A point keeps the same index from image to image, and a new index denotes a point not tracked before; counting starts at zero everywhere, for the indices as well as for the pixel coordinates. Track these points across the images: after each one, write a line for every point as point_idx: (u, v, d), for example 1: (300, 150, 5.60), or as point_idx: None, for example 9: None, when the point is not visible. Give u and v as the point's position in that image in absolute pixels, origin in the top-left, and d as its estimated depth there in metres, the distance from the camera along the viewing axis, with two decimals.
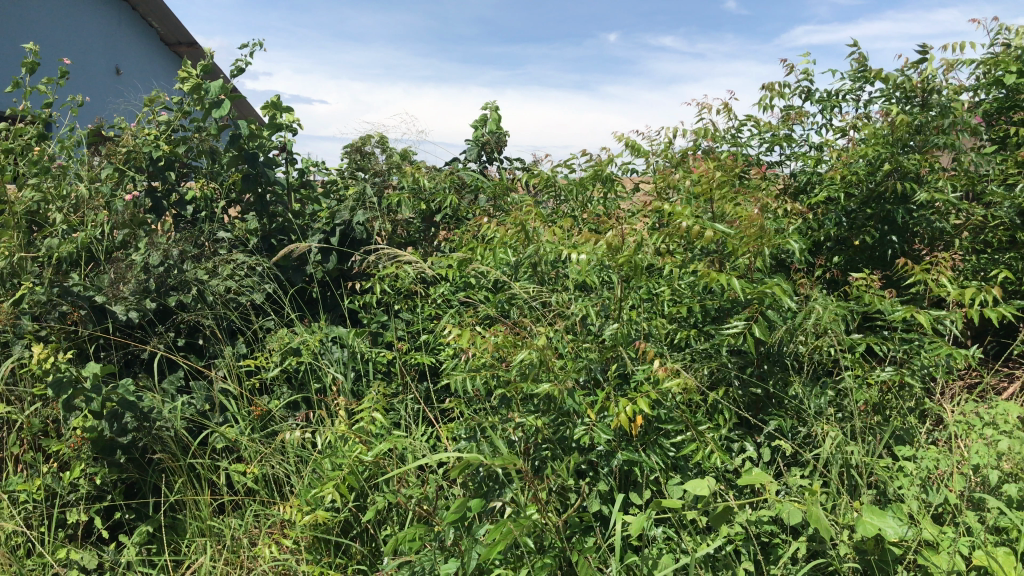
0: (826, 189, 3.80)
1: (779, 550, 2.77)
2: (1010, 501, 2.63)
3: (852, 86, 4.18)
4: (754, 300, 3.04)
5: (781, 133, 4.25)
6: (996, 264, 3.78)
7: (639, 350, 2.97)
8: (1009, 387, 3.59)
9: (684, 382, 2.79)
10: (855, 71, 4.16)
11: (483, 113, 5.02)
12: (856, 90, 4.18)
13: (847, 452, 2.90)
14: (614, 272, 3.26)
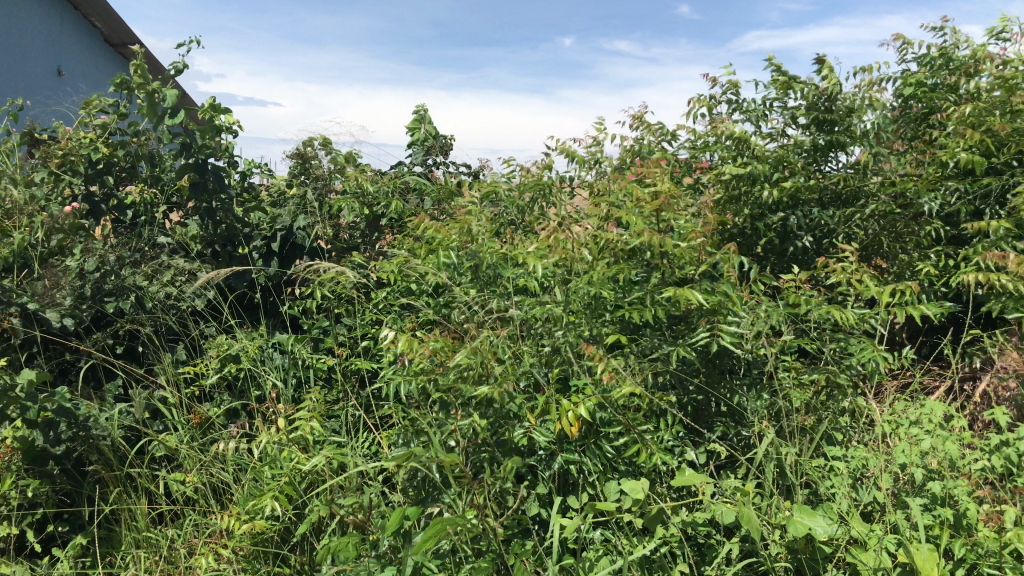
0: (760, 192, 3.86)
1: (712, 551, 2.76)
2: (935, 497, 2.66)
3: (777, 93, 4.25)
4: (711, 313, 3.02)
5: (709, 140, 4.30)
6: (925, 267, 3.87)
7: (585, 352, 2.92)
8: (938, 387, 3.68)
9: (636, 388, 2.77)
10: (776, 79, 4.24)
11: (423, 116, 5.01)
12: (782, 97, 4.25)
13: (783, 451, 2.89)
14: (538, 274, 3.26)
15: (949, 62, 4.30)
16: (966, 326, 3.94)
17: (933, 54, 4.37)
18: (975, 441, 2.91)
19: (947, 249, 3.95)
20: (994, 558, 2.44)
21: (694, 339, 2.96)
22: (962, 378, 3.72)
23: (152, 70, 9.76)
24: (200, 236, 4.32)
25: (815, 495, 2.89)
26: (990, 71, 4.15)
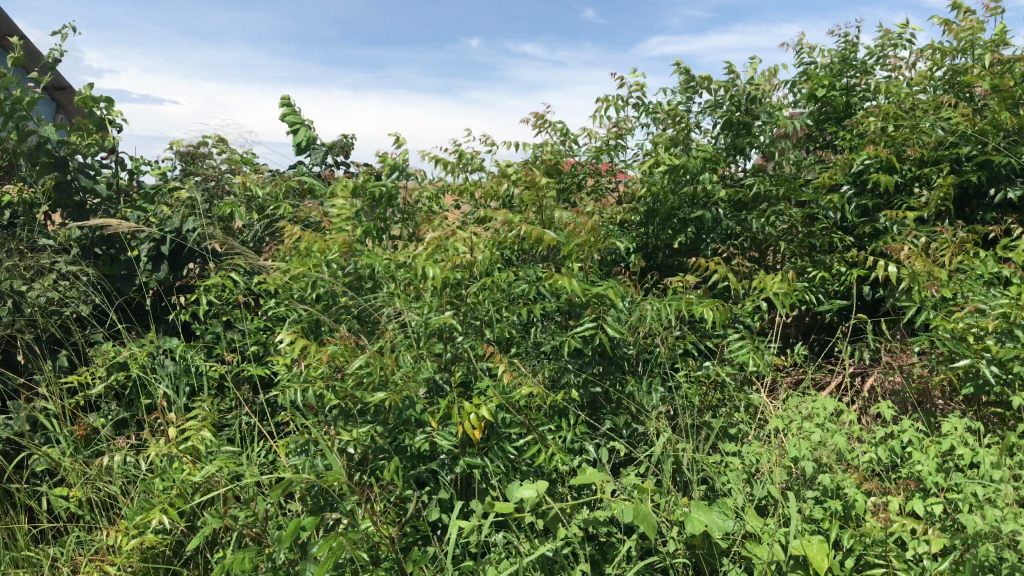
0: (662, 196, 3.89)
1: (613, 549, 2.75)
2: (826, 490, 2.69)
3: (683, 98, 4.34)
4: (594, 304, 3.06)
5: (612, 142, 4.35)
6: (816, 266, 3.97)
7: (484, 350, 2.89)
8: (828, 382, 3.80)
9: (534, 387, 2.74)
10: (683, 83, 4.33)
11: (292, 114, 4.85)
12: (687, 102, 4.34)
13: (681, 448, 2.90)
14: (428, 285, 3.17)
15: (844, 65, 4.38)
16: (856, 322, 4.05)
17: (832, 56, 4.42)
18: (862, 433, 2.98)
19: (834, 248, 4.07)
20: (881, 547, 2.50)
21: (578, 330, 3.02)
22: (851, 373, 3.82)
23: (30, 58, 9.27)
24: (83, 238, 4.10)
25: (712, 491, 2.91)
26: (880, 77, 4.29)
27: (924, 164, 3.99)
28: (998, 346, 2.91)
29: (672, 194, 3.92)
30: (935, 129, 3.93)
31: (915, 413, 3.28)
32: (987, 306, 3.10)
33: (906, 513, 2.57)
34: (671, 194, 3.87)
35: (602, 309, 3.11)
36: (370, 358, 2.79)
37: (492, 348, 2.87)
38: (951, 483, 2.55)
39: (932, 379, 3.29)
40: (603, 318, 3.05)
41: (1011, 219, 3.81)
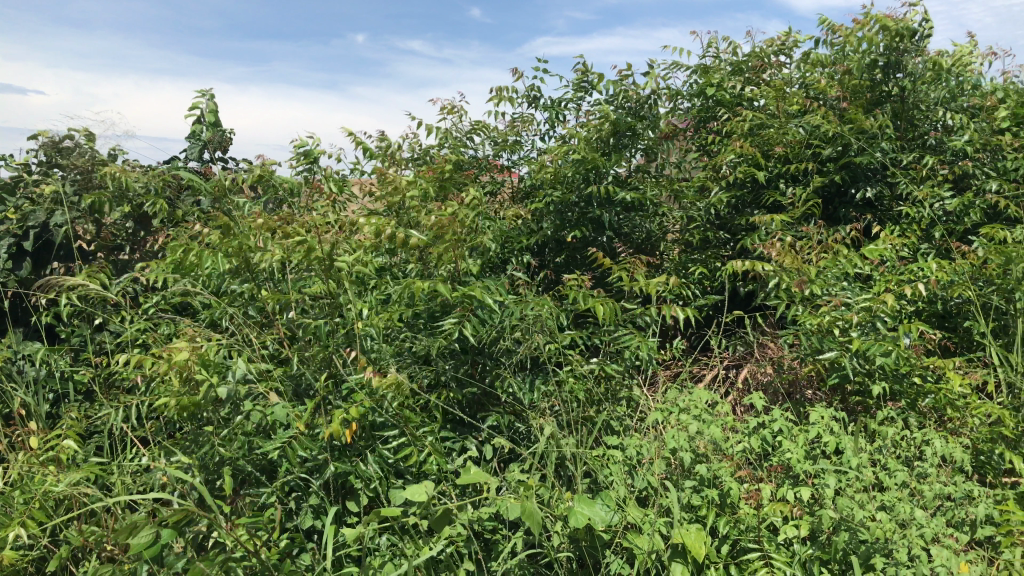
0: (553, 194, 4.04)
1: (497, 545, 2.73)
2: (703, 479, 2.73)
3: (575, 94, 4.40)
4: (463, 300, 3.04)
5: (509, 138, 4.39)
6: (694, 263, 4.08)
7: (353, 356, 2.82)
8: (706, 375, 3.91)
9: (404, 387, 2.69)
10: (577, 79, 4.38)
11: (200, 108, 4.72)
12: (579, 99, 4.40)
13: (562, 443, 2.92)
14: (307, 284, 3.08)
15: (731, 64, 4.51)
16: (731, 316, 4.19)
17: (721, 55, 4.53)
18: (735, 423, 3.07)
19: (709, 245, 4.21)
20: (754, 532, 2.59)
21: (447, 326, 3.01)
22: (727, 365, 3.94)
23: None
24: None
25: (595, 484, 2.94)
26: (761, 78, 4.44)
27: (787, 162, 4.17)
28: (859, 339, 3.07)
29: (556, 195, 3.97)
30: (799, 129, 4.11)
31: (785, 403, 3.41)
32: (846, 300, 3.27)
33: (778, 500, 2.66)
34: (571, 192, 3.97)
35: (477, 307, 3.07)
36: (237, 364, 2.66)
37: (361, 354, 2.80)
38: (817, 469, 2.66)
39: (800, 370, 3.43)
40: (465, 317, 3.01)
41: (870, 218, 4.03)
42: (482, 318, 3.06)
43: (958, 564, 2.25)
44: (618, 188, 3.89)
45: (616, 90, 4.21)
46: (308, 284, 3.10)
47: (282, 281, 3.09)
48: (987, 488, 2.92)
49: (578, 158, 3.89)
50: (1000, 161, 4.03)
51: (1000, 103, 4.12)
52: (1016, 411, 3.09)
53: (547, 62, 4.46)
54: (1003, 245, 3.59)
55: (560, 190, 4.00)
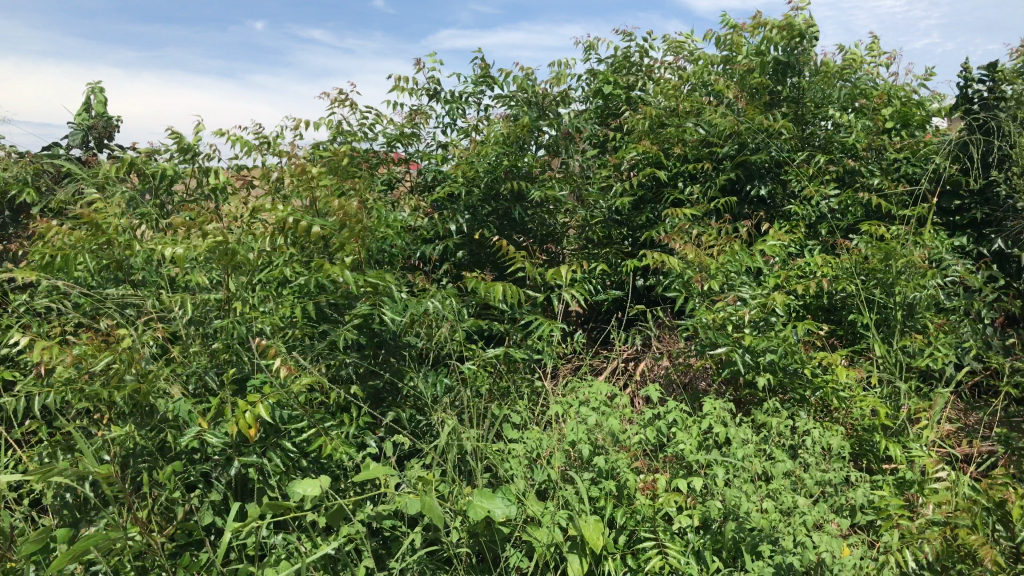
0: (456, 188, 4.01)
1: (395, 542, 2.69)
2: (600, 471, 2.75)
3: (475, 88, 4.39)
4: (365, 295, 2.98)
5: (406, 130, 4.34)
6: (595, 258, 4.13)
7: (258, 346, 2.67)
8: (605, 368, 3.97)
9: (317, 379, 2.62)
10: (477, 73, 4.37)
11: (85, 92, 4.49)
12: (478, 93, 4.39)
13: (463, 437, 2.91)
14: (201, 276, 2.96)
15: (628, 64, 4.57)
16: (630, 310, 4.26)
17: (618, 54, 4.59)
18: (632, 415, 3.11)
19: (608, 241, 4.27)
20: (650, 523, 2.63)
21: (352, 320, 2.94)
22: (625, 359, 4.01)
23: None
24: None
25: (496, 478, 2.94)
26: (658, 79, 4.52)
27: (683, 161, 4.27)
28: (750, 333, 3.16)
29: (465, 191, 3.96)
30: (697, 129, 4.22)
31: (681, 395, 3.49)
32: (741, 296, 3.36)
33: (673, 490, 2.71)
34: (481, 188, 3.96)
35: (379, 302, 3.00)
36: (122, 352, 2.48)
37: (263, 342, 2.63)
38: (709, 460, 2.72)
39: (695, 363, 3.51)
40: (368, 312, 2.96)
41: (762, 215, 4.15)
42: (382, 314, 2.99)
43: (840, 547, 2.34)
44: (526, 186, 3.90)
45: (520, 87, 4.23)
46: (201, 277, 2.98)
47: (169, 274, 2.96)
48: (868, 473, 3.05)
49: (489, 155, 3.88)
50: (882, 162, 4.20)
51: (883, 106, 4.29)
52: (895, 400, 3.24)
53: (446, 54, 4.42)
54: (883, 241, 3.76)
55: (466, 186, 3.98)
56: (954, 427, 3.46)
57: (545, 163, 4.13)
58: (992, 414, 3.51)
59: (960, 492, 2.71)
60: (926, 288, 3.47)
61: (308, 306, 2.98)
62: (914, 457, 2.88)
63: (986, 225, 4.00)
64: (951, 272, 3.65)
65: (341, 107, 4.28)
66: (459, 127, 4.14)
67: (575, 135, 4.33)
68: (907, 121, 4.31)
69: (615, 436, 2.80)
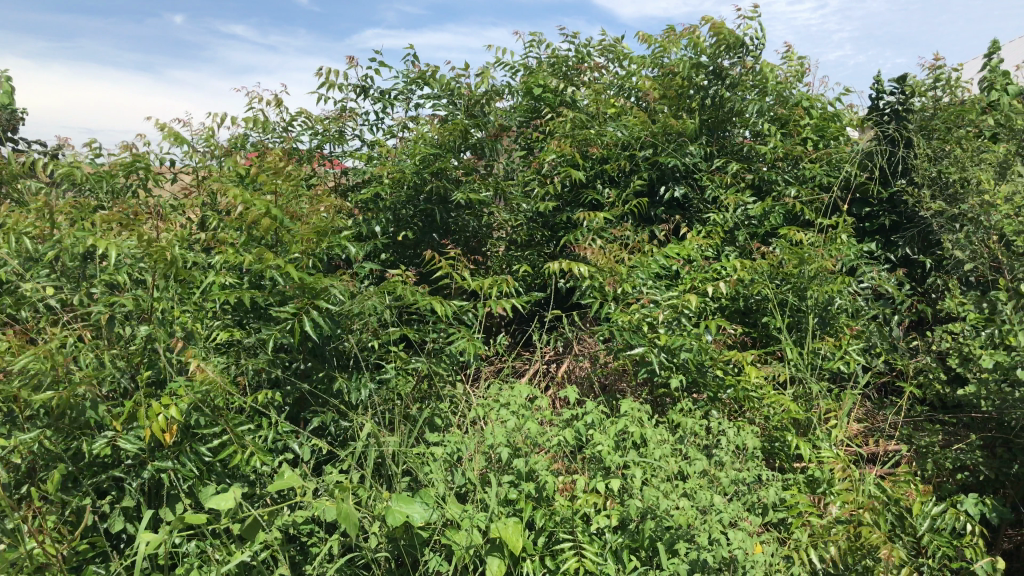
0: (383, 188, 3.99)
1: (312, 548, 2.65)
2: (521, 473, 2.75)
3: (403, 87, 4.36)
4: (303, 294, 2.93)
5: (331, 129, 4.29)
6: (519, 261, 4.15)
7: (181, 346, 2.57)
8: (527, 370, 3.99)
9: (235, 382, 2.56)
10: (405, 73, 4.35)
11: None
12: (406, 92, 4.37)
13: (383, 441, 2.88)
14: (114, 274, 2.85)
15: (556, 66, 4.61)
16: (551, 313, 4.29)
17: (547, 56, 4.62)
18: (552, 416, 3.12)
19: (531, 244, 4.29)
20: (568, 524, 2.65)
21: (294, 316, 2.89)
22: (547, 361, 4.04)
23: None
24: None
25: (415, 482, 2.92)
26: (586, 82, 4.56)
27: (606, 164, 4.32)
28: (668, 335, 3.22)
29: (398, 194, 3.94)
30: (619, 133, 4.29)
31: (600, 396, 3.53)
32: (655, 297, 3.43)
33: (591, 492, 2.74)
34: (418, 190, 3.94)
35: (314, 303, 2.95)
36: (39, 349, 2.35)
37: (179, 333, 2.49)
38: (627, 461, 2.75)
39: (614, 364, 3.56)
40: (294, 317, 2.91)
41: (681, 219, 4.23)
42: (322, 318, 2.95)
43: (753, 545, 2.41)
44: (463, 194, 3.90)
45: (447, 89, 4.23)
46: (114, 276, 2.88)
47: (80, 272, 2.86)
48: (780, 473, 3.14)
49: (421, 157, 3.87)
50: (797, 170, 4.33)
51: (799, 115, 4.43)
52: (806, 401, 3.34)
53: (374, 52, 4.38)
54: (798, 245, 3.87)
55: (392, 187, 3.96)
56: (861, 426, 3.58)
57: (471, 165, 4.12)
58: (896, 414, 3.65)
59: (865, 490, 2.81)
60: (838, 292, 3.59)
61: (242, 302, 2.91)
62: (824, 456, 2.97)
63: (893, 231, 4.20)
64: (862, 278, 3.79)
65: (265, 104, 4.21)
66: (388, 126, 4.12)
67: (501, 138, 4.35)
68: (822, 130, 4.44)
69: (534, 437, 2.81)
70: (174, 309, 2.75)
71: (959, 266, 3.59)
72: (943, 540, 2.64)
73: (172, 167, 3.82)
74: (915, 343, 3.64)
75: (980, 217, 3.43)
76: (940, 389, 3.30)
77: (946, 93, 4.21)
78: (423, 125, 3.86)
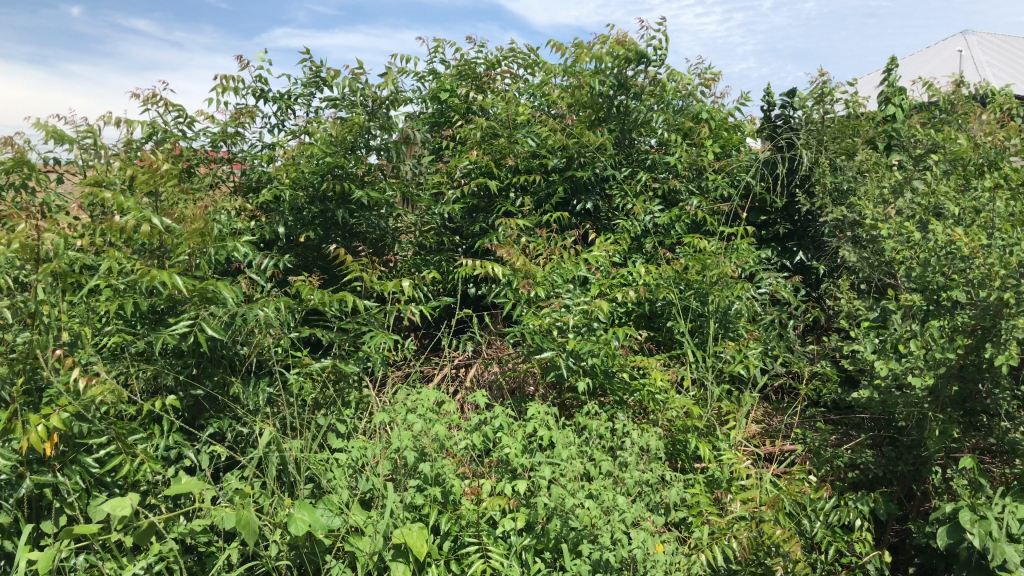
0: (286, 191, 3.92)
1: (210, 558, 2.57)
2: (426, 478, 2.73)
3: (304, 89, 4.30)
4: (198, 298, 2.84)
5: (231, 129, 4.19)
6: (428, 265, 4.13)
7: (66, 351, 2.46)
8: (434, 375, 3.98)
9: (122, 390, 2.46)
10: (306, 74, 4.28)
11: None
12: (307, 93, 4.30)
13: (285, 448, 2.81)
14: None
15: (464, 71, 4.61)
16: (460, 318, 4.28)
17: (456, 62, 4.62)
18: (458, 421, 3.10)
19: (440, 248, 4.28)
20: (474, 527, 2.65)
21: (193, 320, 2.81)
22: (456, 365, 4.03)
23: None
24: None
25: (318, 489, 2.87)
26: (495, 88, 4.57)
27: (517, 171, 4.34)
28: (574, 339, 3.26)
29: (301, 195, 3.90)
30: (527, 141, 4.34)
31: (508, 401, 3.54)
32: (566, 302, 3.47)
33: (497, 494, 2.74)
34: (322, 193, 3.89)
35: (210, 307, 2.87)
36: None
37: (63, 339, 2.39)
38: (532, 463, 2.76)
39: (521, 368, 3.57)
40: (197, 322, 2.83)
41: (589, 226, 4.28)
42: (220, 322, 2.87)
43: (653, 544, 2.46)
44: (369, 198, 3.87)
45: (352, 89, 4.20)
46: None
47: None
48: (681, 473, 3.21)
49: (323, 159, 3.83)
50: (699, 179, 4.43)
51: (701, 126, 4.54)
52: (707, 403, 3.42)
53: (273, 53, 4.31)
54: (702, 252, 3.97)
55: (295, 189, 3.92)
56: (759, 427, 3.70)
57: (377, 168, 4.08)
58: (791, 416, 3.78)
59: (761, 488, 2.90)
60: (738, 298, 3.71)
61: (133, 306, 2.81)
62: (722, 456, 3.05)
63: (789, 239, 4.36)
64: (761, 283, 3.92)
65: (160, 103, 4.09)
66: (289, 127, 4.05)
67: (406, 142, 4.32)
68: (725, 141, 4.57)
69: (441, 442, 2.79)
70: (63, 313, 2.63)
71: (853, 273, 3.75)
72: (832, 536, 2.75)
73: (61, 165, 3.67)
74: (811, 347, 3.77)
75: (873, 227, 3.57)
76: (833, 390, 3.44)
77: (841, 106, 4.38)
78: (326, 126, 3.81)
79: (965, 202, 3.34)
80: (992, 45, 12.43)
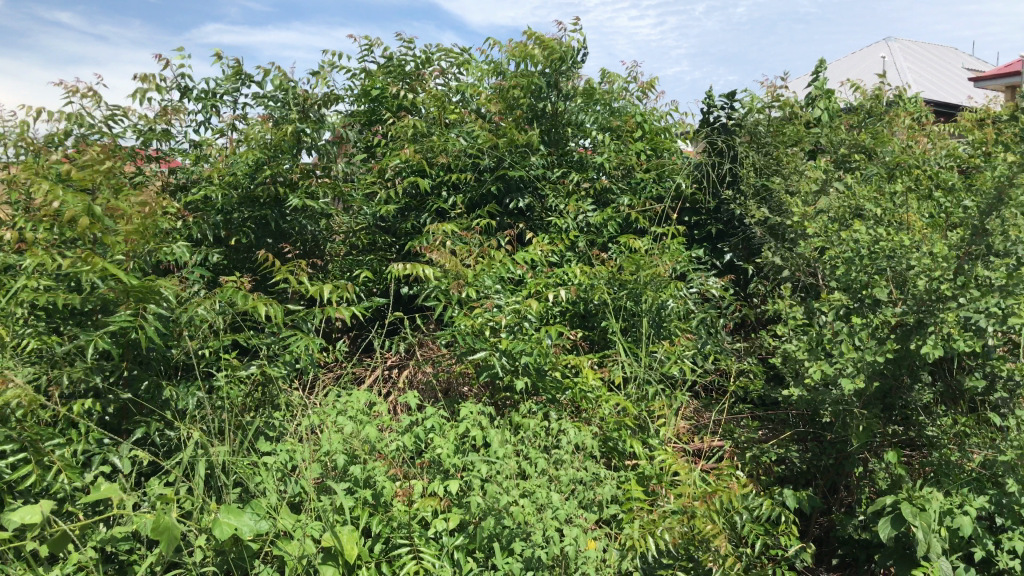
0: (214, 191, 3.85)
1: (132, 565, 2.50)
2: (357, 479, 2.70)
3: (232, 86, 4.22)
4: (121, 299, 2.76)
5: (157, 126, 4.09)
6: (360, 265, 4.09)
7: None
8: (366, 375, 3.95)
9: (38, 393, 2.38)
10: (234, 71, 4.20)
11: None
12: (235, 90, 4.22)
13: (211, 452, 2.75)
14: None
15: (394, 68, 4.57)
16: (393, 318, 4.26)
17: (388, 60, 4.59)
18: (389, 422, 3.04)
19: (373, 248, 4.25)
20: (405, 528, 2.62)
21: (114, 322, 2.74)
22: (388, 366, 4.00)
23: None
24: None
25: (246, 493, 2.81)
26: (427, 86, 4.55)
27: (450, 171, 4.33)
28: (506, 339, 3.26)
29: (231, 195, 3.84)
30: (459, 139, 4.30)
31: (441, 402, 3.53)
32: (498, 302, 3.47)
33: (429, 495, 2.72)
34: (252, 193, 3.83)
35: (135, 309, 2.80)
36: None
37: None
38: (464, 463, 2.75)
39: (454, 368, 3.56)
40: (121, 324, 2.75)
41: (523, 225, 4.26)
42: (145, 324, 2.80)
43: (584, 541, 2.47)
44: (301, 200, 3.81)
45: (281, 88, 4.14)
46: None
47: None
48: (613, 470, 3.24)
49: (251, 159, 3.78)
50: (630, 179, 4.47)
51: (632, 127, 4.59)
52: (639, 401, 3.46)
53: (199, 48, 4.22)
54: (635, 252, 3.99)
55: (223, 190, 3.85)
56: (689, 423, 3.76)
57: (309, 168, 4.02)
58: (720, 412, 3.85)
59: (690, 483, 2.95)
60: (669, 297, 3.76)
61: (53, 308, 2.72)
62: (653, 453, 3.09)
63: (720, 239, 4.43)
64: (692, 283, 3.97)
65: (82, 98, 3.97)
66: (217, 125, 3.97)
67: (338, 141, 4.27)
68: (656, 143, 4.63)
69: (372, 444, 2.76)
70: None
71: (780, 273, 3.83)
72: (759, 530, 2.81)
73: None
74: (738, 345, 3.85)
75: (799, 227, 3.64)
76: (760, 388, 3.51)
77: (778, 109, 4.46)
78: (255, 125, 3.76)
79: (887, 205, 3.43)
80: (912, 51, 12.86)
